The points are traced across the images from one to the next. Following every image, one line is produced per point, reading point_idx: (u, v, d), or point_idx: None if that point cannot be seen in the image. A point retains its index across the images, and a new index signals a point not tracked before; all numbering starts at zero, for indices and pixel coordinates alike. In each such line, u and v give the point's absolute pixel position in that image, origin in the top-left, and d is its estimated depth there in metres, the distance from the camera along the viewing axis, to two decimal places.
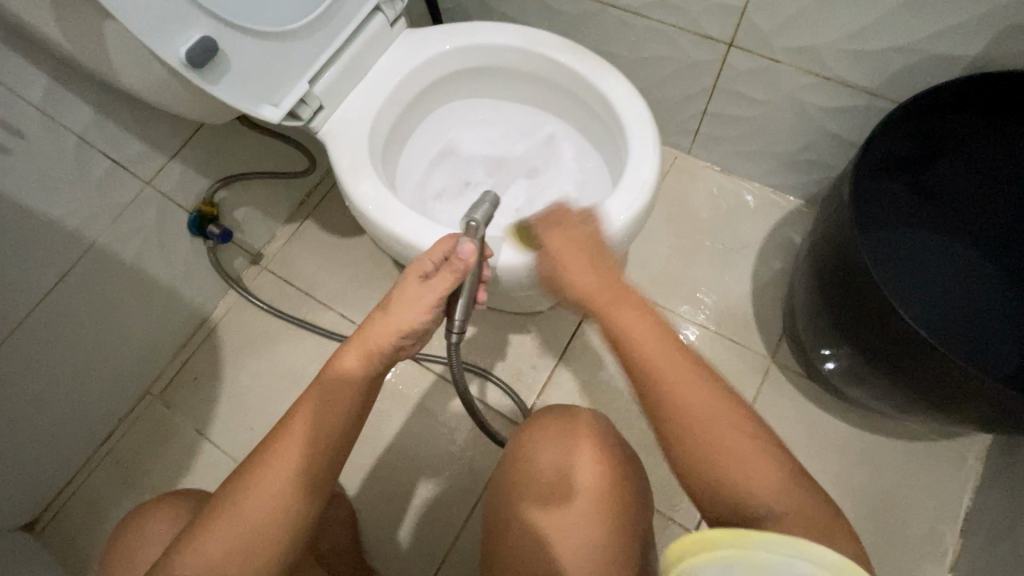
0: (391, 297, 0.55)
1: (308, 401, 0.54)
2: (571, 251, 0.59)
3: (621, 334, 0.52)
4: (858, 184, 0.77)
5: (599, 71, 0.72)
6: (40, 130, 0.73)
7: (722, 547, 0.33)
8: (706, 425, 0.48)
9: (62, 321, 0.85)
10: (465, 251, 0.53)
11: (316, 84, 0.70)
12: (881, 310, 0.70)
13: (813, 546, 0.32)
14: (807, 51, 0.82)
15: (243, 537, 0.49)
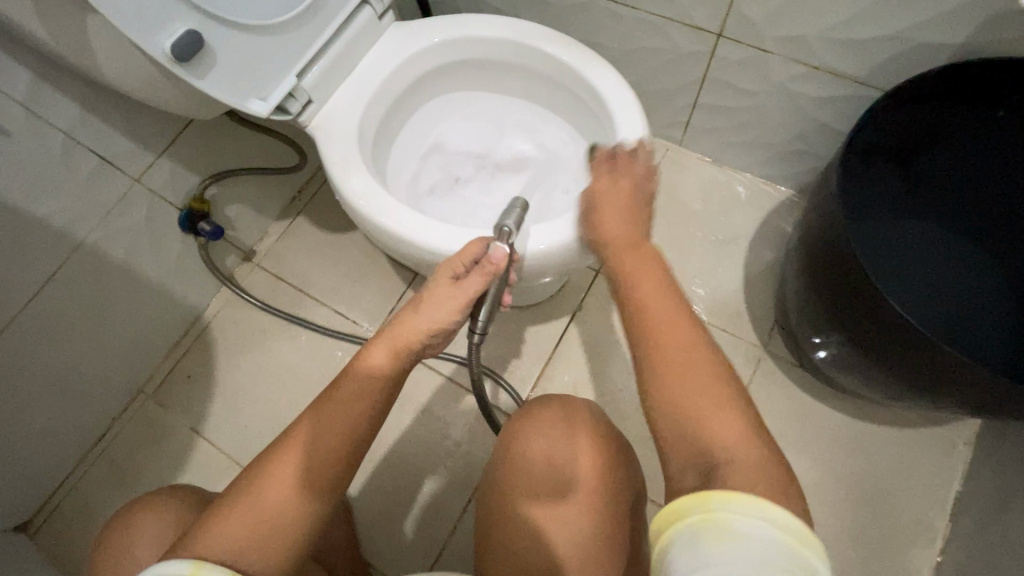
0: (422, 296, 0.58)
1: (330, 396, 0.53)
2: (615, 198, 0.60)
3: (629, 275, 0.54)
4: (846, 173, 0.77)
5: (588, 62, 0.72)
6: (26, 127, 0.73)
7: (692, 514, 0.38)
8: (685, 366, 0.47)
9: (53, 320, 0.84)
10: (495, 256, 0.57)
11: (305, 78, 0.70)
12: (872, 299, 0.70)
13: (771, 507, 0.37)
14: (795, 41, 0.82)
15: (259, 531, 0.47)
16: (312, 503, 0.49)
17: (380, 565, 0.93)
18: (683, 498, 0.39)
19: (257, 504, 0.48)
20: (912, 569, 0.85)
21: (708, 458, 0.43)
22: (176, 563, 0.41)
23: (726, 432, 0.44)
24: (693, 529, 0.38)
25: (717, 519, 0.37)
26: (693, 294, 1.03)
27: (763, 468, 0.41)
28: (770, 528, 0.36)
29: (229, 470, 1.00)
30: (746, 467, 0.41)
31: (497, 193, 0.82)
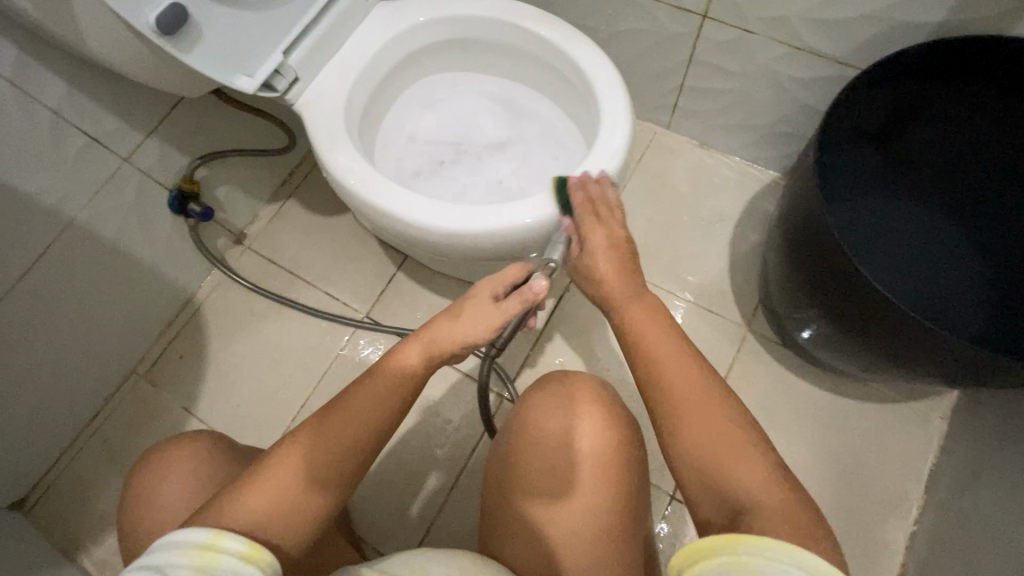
0: (461, 309, 0.59)
1: (365, 386, 0.54)
2: (611, 252, 0.60)
3: (635, 333, 0.55)
4: (823, 152, 0.79)
5: (573, 40, 0.73)
6: (13, 104, 0.73)
7: (717, 555, 0.36)
8: (695, 416, 0.48)
9: (44, 298, 0.85)
10: (537, 286, 0.57)
11: (291, 55, 0.70)
12: (849, 274, 0.72)
13: (802, 553, 0.34)
14: (778, 21, 0.83)
15: (280, 505, 0.47)
16: (339, 486, 0.50)
17: (371, 540, 0.95)
18: (706, 537, 0.37)
19: (286, 478, 0.48)
20: (889, 540, 0.87)
21: (735, 506, 0.44)
22: (197, 530, 0.38)
23: (747, 476, 0.45)
24: (720, 572, 0.35)
25: (745, 564, 0.35)
26: (679, 275, 1.05)
27: (789, 507, 0.42)
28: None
29: None
30: (771, 510, 0.42)
31: (485, 172, 0.82)
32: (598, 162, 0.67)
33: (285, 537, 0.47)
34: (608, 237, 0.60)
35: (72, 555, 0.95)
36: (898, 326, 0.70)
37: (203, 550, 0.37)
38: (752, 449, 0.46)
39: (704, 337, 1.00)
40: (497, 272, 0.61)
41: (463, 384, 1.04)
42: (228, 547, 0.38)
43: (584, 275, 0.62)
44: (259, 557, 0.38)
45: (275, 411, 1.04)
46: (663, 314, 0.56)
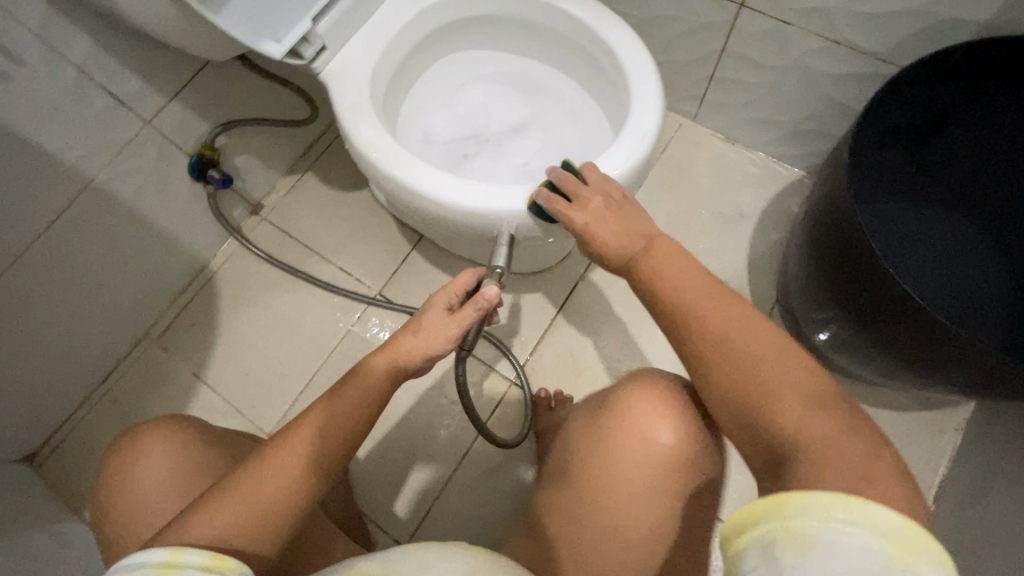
0: (420, 323, 0.59)
1: (330, 400, 0.55)
2: (602, 222, 0.57)
3: (654, 278, 0.53)
4: (857, 151, 0.77)
5: (605, 22, 0.71)
6: (39, 59, 0.72)
7: (762, 521, 0.31)
8: (734, 358, 0.47)
9: (61, 256, 0.86)
10: (488, 292, 0.60)
11: (320, 23, 0.69)
12: (879, 280, 0.70)
13: (865, 507, 0.29)
14: (819, 14, 0.81)
15: (248, 516, 0.46)
16: (301, 497, 0.49)
17: (373, 515, 0.96)
18: (752, 503, 0.32)
19: (251, 492, 0.47)
20: None
21: (781, 451, 0.43)
22: (153, 551, 0.36)
23: (790, 414, 0.43)
24: (766, 541, 0.31)
25: (793, 529, 0.30)
26: None
27: (842, 440, 0.40)
28: (863, 536, 0.29)
29: (230, 417, 1.03)
30: (825, 451, 0.40)
31: (507, 154, 0.81)
32: (626, 146, 0.65)
33: (252, 548, 0.46)
34: (590, 211, 0.58)
35: (77, 512, 0.96)
36: (926, 331, 0.68)
37: (162, 568, 0.35)
38: (794, 384, 0.44)
39: None
40: (447, 284, 0.62)
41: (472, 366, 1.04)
42: (189, 562, 0.35)
43: (590, 254, 0.58)
44: (224, 566, 0.36)
45: (284, 383, 1.05)
46: (688, 259, 0.53)
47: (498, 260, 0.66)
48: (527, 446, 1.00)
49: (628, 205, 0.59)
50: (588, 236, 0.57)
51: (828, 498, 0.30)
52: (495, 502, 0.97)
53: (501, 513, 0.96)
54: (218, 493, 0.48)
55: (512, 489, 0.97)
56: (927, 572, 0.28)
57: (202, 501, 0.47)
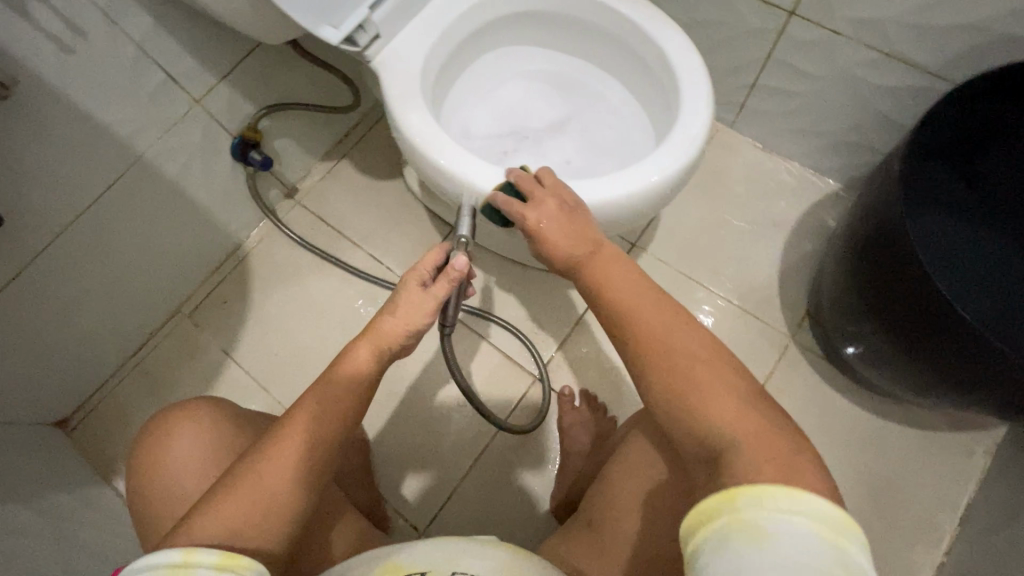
0: (396, 304, 0.59)
1: (315, 390, 0.55)
2: (555, 221, 0.59)
3: (600, 285, 0.56)
4: (907, 165, 0.76)
5: (658, 24, 0.72)
6: (104, 34, 0.74)
7: (718, 515, 0.37)
8: (668, 365, 0.50)
9: (107, 227, 0.88)
10: (459, 263, 0.59)
11: (377, 11, 0.70)
12: (924, 295, 0.70)
13: (806, 500, 0.36)
14: (871, 25, 0.80)
15: (253, 507, 0.48)
16: (301, 484, 0.50)
17: (392, 501, 0.97)
18: (710, 498, 0.38)
19: (253, 488, 0.48)
20: (915, 568, 0.85)
21: (717, 445, 0.45)
22: (166, 551, 0.39)
23: (723, 414, 0.46)
24: (722, 533, 0.36)
25: (745, 519, 0.36)
26: (725, 277, 1.03)
27: (767, 437, 0.44)
28: (802, 523, 0.35)
29: (257, 395, 1.05)
30: (751, 446, 0.43)
31: (550, 151, 0.82)
32: (674, 151, 0.66)
33: (261, 539, 0.47)
34: (544, 210, 0.60)
35: (106, 477, 0.99)
36: (980, 354, 0.68)
37: (174, 568, 0.38)
38: (724, 392, 0.47)
39: (745, 342, 0.99)
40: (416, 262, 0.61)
41: (497, 360, 1.05)
42: (202, 561, 0.39)
43: (541, 253, 0.61)
44: (235, 564, 0.40)
45: (310, 365, 1.06)
46: (630, 266, 0.57)
47: (462, 228, 0.64)
48: (548, 442, 1.00)
49: (581, 210, 0.61)
50: (540, 237, 0.60)
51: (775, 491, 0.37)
52: (513, 496, 0.97)
53: (519, 507, 0.97)
54: (219, 492, 0.48)
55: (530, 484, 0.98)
56: (851, 549, 0.35)
57: (203, 503, 0.48)
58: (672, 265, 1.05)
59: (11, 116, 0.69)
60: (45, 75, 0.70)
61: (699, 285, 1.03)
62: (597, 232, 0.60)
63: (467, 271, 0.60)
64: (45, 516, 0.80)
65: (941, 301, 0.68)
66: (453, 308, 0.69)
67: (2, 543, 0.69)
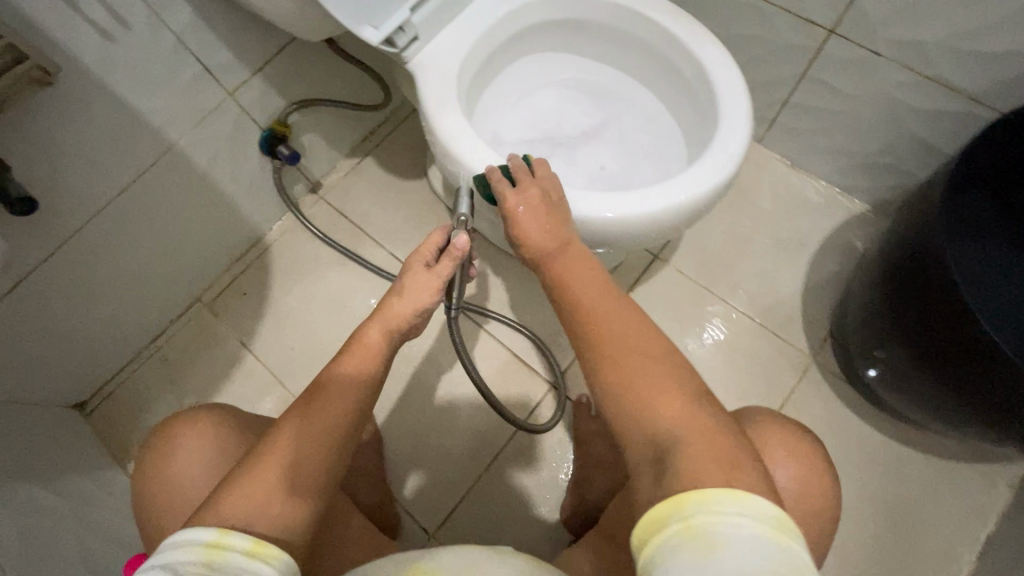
0: (404, 283, 0.61)
1: (332, 372, 0.57)
2: (533, 214, 0.61)
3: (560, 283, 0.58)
4: (950, 190, 0.75)
5: (697, 37, 0.71)
6: (145, 24, 0.74)
7: (670, 522, 0.39)
8: (621, 362, 0.50)
9: (135, 214, 0.88)
10: (460, 242, 0.62)
11: (416, 13, 0.70)
12: (959, 322, 0.69)
13: (750, 501, 0.38)
14: (913, 47, 0.79)
15: (282, 481, 0.48)
16: (328, 459, 0.51)
17: (403, 501, 0.97)
18: (660, 506, 0.40)
19: (279, 463, 0.49)
20: None
21: (660, 445, 0.46)
22: (202, 530, 0.41)
23: (668, 412, 0.47)
24: (675, 539, 0.38)
25: (695, 526, 0.38)
26: (748, 293, 1.03)
27: (711, 438, 0.45)
28: (750, 523, 0.37)
29: (273, 387, 1.05)
30: (693, 445, 0.44)
31: (582, 159, 0.81)
32: (711, 166, 0.66)
33: (292, 510, 0.48)
34: (527, 201, 0.62)
35: (120, 461, 1.00)
36: (1013, 386, 0.66)
37: (209, 547, 0.40)
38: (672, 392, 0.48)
39: (765, 360, 0.98)
40: (420, 243, 0.63)
41: (513, 364, 1.05)
42: (234, 545, 0.41)
43: (512, 237, 0.63)
44: (263, 552, 0.41)
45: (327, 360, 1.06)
46: (594, 269, 0.59)
47: (462, 206, 0.64)
48: (562, 450, 0.99)
49: (562, 208, 0.63)
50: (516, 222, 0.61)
51: (722, 494, 0.39)
52: (524, 503, 0.96)
53: (530, 514, 0.96)
54: (242, 472, 0.48)
55: (542, 491, 0.97)
56: (795, 546, 0.37)
57: (226, 483, 0.48)
58: (693, 278, 1.04)
59: (50, 101, 0.70)
60: (86, 62, 0.71)
61: (720, 300, 1.02)
62: (571, 232, 0.62)
63: (468, 250, 0.63)
64: (62, 496, 0.81)
65: (978, 333, 0.67)
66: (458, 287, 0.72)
67: (21, 523, 0.70)
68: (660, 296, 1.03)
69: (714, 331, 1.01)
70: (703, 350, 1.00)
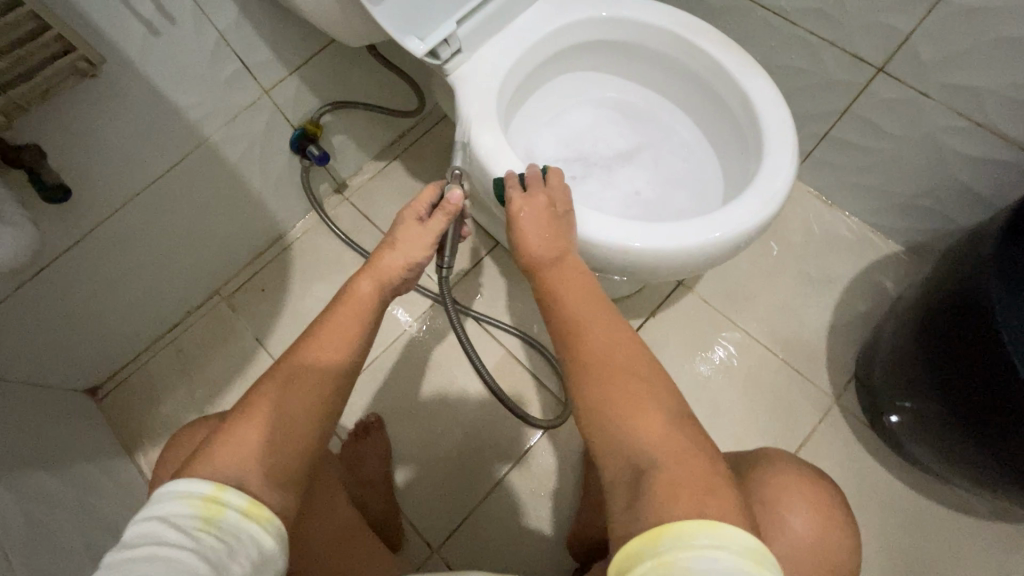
0: (395, 237, 0.60)
1: (321, 326, 0.55)
2: (536, 222, 0.60)
3: (553, 290, 0.56)
4: (1009, 241, 0.71)
5: (745, 68, 0.70)
6: (191, 20, 0.74)
7: (643, 559, 0.37)
8: (606, 376, 0.49)
9: (164, 205, 0.88)
10: (454, 197, 0.61)
11: (462, 26, 0.70)
12: (1005, 384, 0.66)
13: (725, 532, 0.37)
14: (966, 91, 0.77)
15: (272, 435, 0.49)
16: (316, 415, 0.51)
17: (408, 513, 0.95)
18: (634, 542, 0.39)
19: (268, 416, 0.49)
20: None
21: (636, 466, 0.45)
22: (200, 482, 0.42)
23: (648, 430, 0.46)
24: None
25: (670, 561, 0.36)
26: (772, 327, 1.01)
27: (687, 463, 0.43)
28: (725, 556, 0.36)
29: None
30: (669, 471, 0.43)
31: (617, 182, 0.80)
32: (754, 204, 0.64)
33: (279, 463, 0.48)
34: (532, 208, 0.61)
35: (129, 450, 0.99)
36: None
37: (206, 501, 0.41)
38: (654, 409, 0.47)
39: (786, 398, 0.96)
40: (413, 198, 0.63)
41: (526, 381, 1.03)
42: (231, 502, 0.42)
43: (511, 243, 0.62)
44: (258, 513, 0.43)
45: None
46: (586, 277, 0.57)
47: (456, 160, 0.67)
48: (575, 474, 0.97)
49: (566, 219, 0.62)
50: (517, 227, 0.61)
51: (697, 525, 0.38)
52: (532, 526, 0.94)
53: (535, 538, 0.94)
54: (231, 425, 0.49)
55: (550, 517, 0.95)
56: None
57: (217, 434, 0.48)
58: (716, 307, 1.02)
59: (92, 91, 0.70)
60: (129, 54, 0.71)
61: (743, 331, 1.01)
62: (575, 247, 0.61)
63: (462, 206, 0.62)
64: (71, 485, 0.80)
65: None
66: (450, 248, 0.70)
67: (31, 512, 0.69)
68: (681, 323, 1.02)
69: (726, 356, 0.99)
70: (723, 382, 0.98)
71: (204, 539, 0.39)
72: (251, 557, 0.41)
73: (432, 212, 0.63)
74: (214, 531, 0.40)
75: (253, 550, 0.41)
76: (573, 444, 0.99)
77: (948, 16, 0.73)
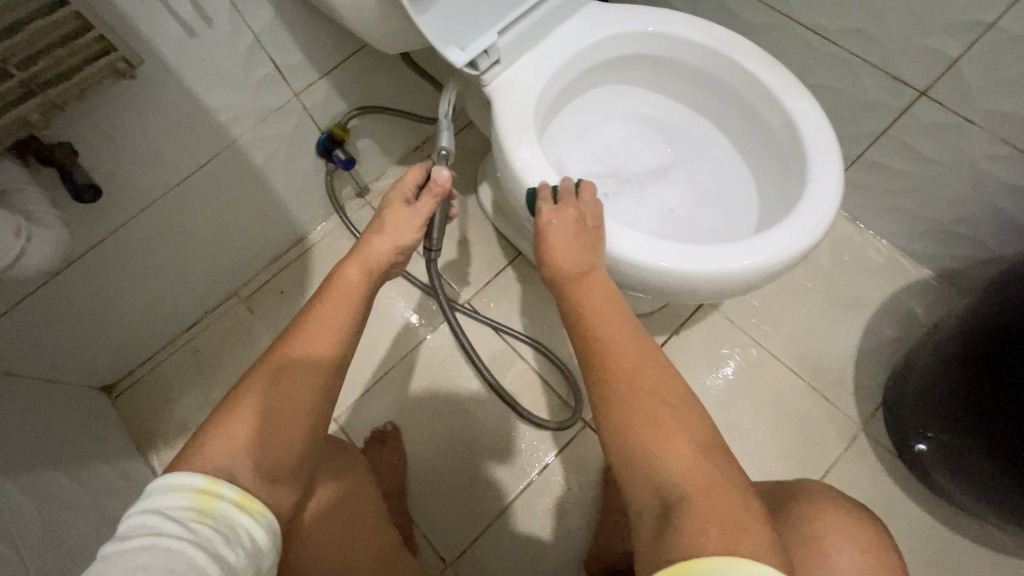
0: (382, 221, 0.60)
1: (311, 313, 0.54)
2: (564, 235, 0.59)
3: (580, 305, 0.55)
4: None
5: (788, 89, 0.69)
6: (227, 22, 0.73)
7: None
8: (632, 399, 0.48)
9: (188, 205, 0.87)
10: (441, 177, 0.62)
11: (502, 37, 0.69)
12: None
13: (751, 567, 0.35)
14: (1012, 119, 0.76)
15: (263, 428, 0.48)
16: (309, 408, 0.50)
17: (425, 528, 0.93)
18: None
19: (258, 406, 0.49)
20: None
21: (665, 497, 0.43)
22: (193, 474, 0.41)
23: (679, 459, 0.44)
24: None
25: None
26: (799, 350, 0.99)
27: (717, 493, 0.41)
28: None
29: None
30: (700, 503, 0.41)
31: (650, 200, 0.79)
32: (798, 229, 0.63)
33: (269, 453, 0.47)
34: (562, 222, 0.60)
35: (143, 451, 0.98)
36: None
37: (200, 493, 0.40)
38: (684, 437, 0.45)
39: (812, 422, 0.94)
40: (399, 181, 0.63)
41: (546, 394, 1.01)
42: (223, 494, 0.41)
43: (537, 254, 0.61)
44: (250, 506, 0.42)
45: (357, 370, 1.03)
46: (614, 296, 0.56)
47: (442, 140, 0.68)
48: (594, 492, 0.95)
49: (594, 234, 0.61)
50: (545, 238, 0.60)
51: (721, 560, 0.36)
52: (550, 544, 0.92)
53: (554, 558, 0.91)
54: (220, 421, 0.48)
55: (567, 536, 0.93)
56: None
57: (206, 427, 0.48)
58: (742, 327, 1.01)
59: (123, 90, 0.69)
60: (164, 54, 0.70)
61: (769, 353, 0.99)
62: (601, 263, 0.60)
63: (450, 186, 0.63)
64: (87, 485, 0.79)
65: None
66: (438, 230, 0.70)
67: (49, 514, 0.68)
68: (705, 342, 1.00)
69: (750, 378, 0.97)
70: (747, 405, 0.96)
71: (201, 530, 0.37)
72: (248, 548, 0.40)
73: (419, 195, 0.63)
74: (210, 522, 0.39)
75: (250, 542, 0.40)
76: (593, 462, 0.97)
77: (999, 42, 0.71)
